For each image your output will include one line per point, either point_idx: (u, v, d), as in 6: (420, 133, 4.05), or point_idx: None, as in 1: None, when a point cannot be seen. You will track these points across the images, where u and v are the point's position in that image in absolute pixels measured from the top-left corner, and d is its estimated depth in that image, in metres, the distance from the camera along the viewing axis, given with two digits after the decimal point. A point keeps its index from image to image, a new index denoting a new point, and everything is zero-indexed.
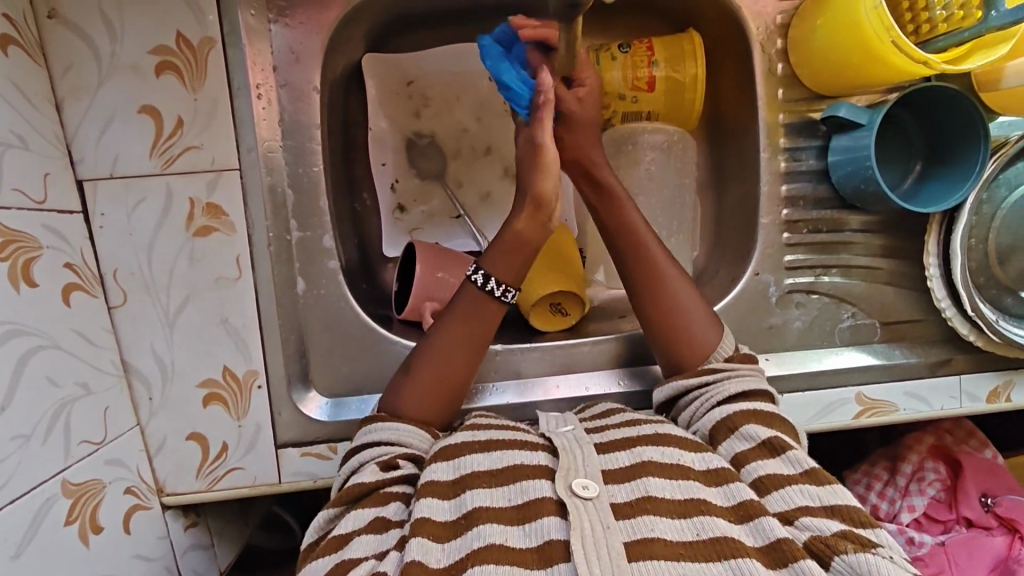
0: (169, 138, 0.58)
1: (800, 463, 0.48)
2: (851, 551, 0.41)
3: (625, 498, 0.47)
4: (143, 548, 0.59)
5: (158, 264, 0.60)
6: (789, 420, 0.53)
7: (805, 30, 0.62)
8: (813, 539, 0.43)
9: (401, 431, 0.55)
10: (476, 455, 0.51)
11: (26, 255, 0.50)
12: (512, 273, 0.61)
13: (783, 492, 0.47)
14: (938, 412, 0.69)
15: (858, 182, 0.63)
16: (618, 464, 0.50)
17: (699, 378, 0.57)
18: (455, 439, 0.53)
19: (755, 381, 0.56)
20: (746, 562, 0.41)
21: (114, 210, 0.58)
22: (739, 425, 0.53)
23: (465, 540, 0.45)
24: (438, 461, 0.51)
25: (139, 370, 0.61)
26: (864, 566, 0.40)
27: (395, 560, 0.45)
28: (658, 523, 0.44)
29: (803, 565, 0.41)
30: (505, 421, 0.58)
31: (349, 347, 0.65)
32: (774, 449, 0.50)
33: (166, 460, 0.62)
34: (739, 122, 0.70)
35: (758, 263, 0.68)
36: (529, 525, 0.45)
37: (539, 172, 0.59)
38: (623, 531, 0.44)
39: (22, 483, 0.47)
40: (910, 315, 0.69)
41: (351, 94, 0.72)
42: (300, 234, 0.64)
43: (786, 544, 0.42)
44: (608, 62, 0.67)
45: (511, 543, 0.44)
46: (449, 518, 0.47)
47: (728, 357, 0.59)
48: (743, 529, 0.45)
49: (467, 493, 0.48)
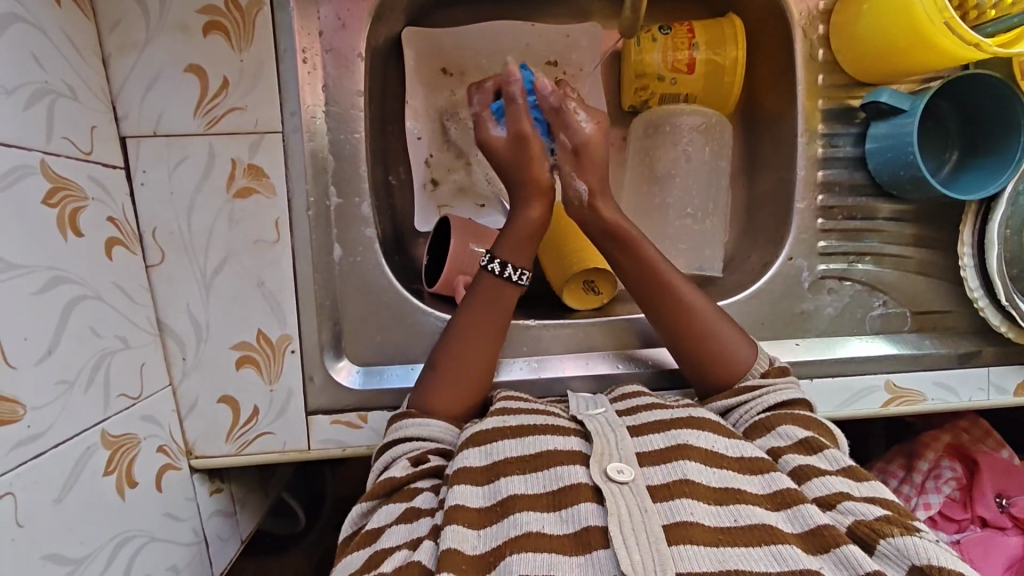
0: (214, 98, 0.58)
1: (837, 460, 0.49)
2: (897, 535, 0.42)
3: (661, 480, 0.48)
4: (174, 508, 0.58)
5: (197, 225, 0.60)
6: (825, 423, 0.54)
7: (850, 15, 0.63)
8: (856, 523, 0.44)
9: (434, 427, 0.56)
10: (507, 442, 0.52)
11: (73, 204, 0.50)
12: (527, 257, 0.63)
13: (824, 478, 0.48)
14: (966, 404, 0.69)
15: (896, 168, 0.64)
16: (653, 446, 0.51)
17: (740, 395, 0.58)
18: (486, 425, 0.54)
19: (794, 393, 0.57)
20: (787, 547, 0.42)
21: (156, 168, 0.59)
22: (776, 425, 0.54)
23: (502, 527, 0.45)
24: (470, 447, 0.52)
25: (173, 330, 0.61)
26: (910, 550, 0.41)
27: (429, 548, 0.45)
28: (696, 507, 0.45)
29: (845, 550, 0.41)
30: (535, 405, 0.58)
31: (384, 318, 0.65)
32: (813, 448, 0.51)
33: (197, 421, 0.62)
34: (774, 108, 0.71)
35: (792, 248, 0.68)
36: (566, 511, 0.46)
37: (528, 162, 0.63)
38: (661, 515, 0.45)
39: (66, 428, 0.45)
40: (940, 306, 0.69)
41: (390, 66, 0.73)
42: (338, 202, 0.64)
43: (827, 530, 0.43)
44: (648, 43, 0.68)
45: (547, 530, 0.45)
46: (484, 505, 0.48)
47: (764, 371, 0.60)
48: (782, 515, 0.45)
49: (502, 481, 0.49)
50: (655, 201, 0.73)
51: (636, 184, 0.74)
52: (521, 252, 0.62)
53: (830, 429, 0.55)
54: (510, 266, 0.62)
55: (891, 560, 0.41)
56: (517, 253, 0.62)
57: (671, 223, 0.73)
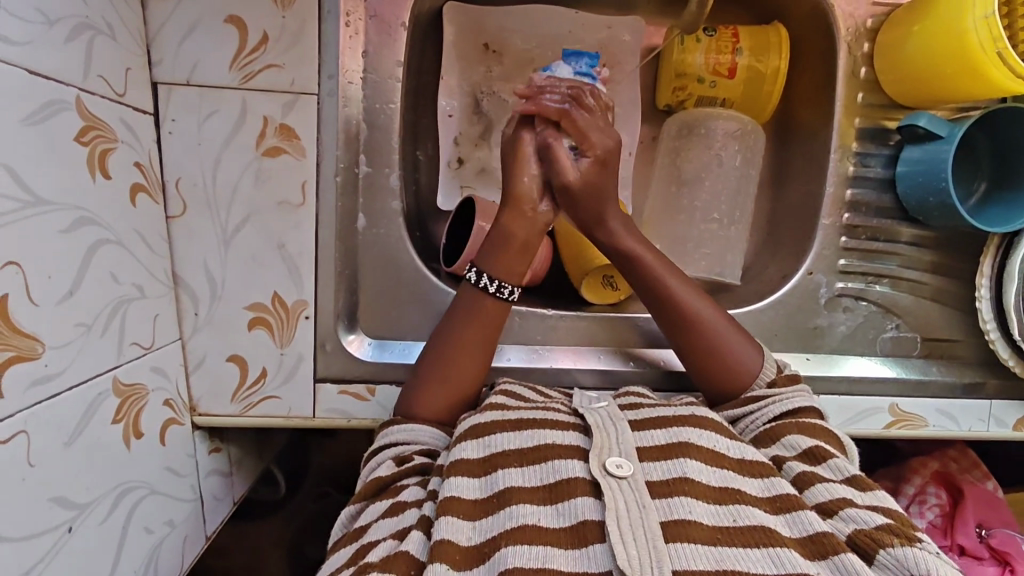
0: (252, 52, 0.57)
1: (841, 470, 0.50)
2: (898, 545, 0.42)
3: (661, 476, 0.48)
4: (175, 463, 0.57)
5: (223, 178, 0.59)
6: (833, 431, 0.55)
7: (899, 35, 0.63)
8: (856, 532, 0.44)
9: (418, 430, 0.57)
10: (505, 434, 0.52)
11: (103, 145, 0.49)
12: (510, 272, 0.60)
13: (827, 484, 0.48)
14: (966, 433, 0.69)
15: (926, 193, 0.64)
16: (654, 441, 0.51)
17: (747, 404, 0.58)
18: (483, 418, 0.54)
19: (801, 400, 0.57)
20: (785, 551, 0.42)
21: (186, 118, 0.57)
22: (782, 435, 0.54)
23: (498, 518, 0.45)
24: (467, 439, 0.52)
25: (188, 284, 0.60)
26: (909, 560, 0.41)
27: (418, 540, 0.45)
28: (694, 506, 0.45)
29: (845, 557, 0.42)
30: (533, 398, 0.58)
31: (400, 294, 0.65)
32: (818, 458, 0.51)
33: (204, 378, 0.61)
34: (809, 122, 0.71)
35: (813, 262, 0.68)
36: (562, 505, 0.46)
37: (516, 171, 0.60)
38: (659, 510, 0.45)
39: (81, 371, 0.44)
40: (950, 335, 0.70)
41: (428, 39, 0.72)
42: (367, 170, 0.64)
43: (826, 537, 0.43)
44: (692, 44, 0.68)
45: (543, 523, 0.45)
46: (480, 496, 0.48)
47: (771, 380, 0.60)
48: (780, 519, 0.45)
49: (499, 473, 0.49)
50: (682, 202, 0.72)
51: (662, 184, 0.74)
52: (506, 265, 0.60)
53: (838, 439, 0.55)
54: (486, 274, 0.59)
55: (891, 569, 0.41)
56: (497, 264, 0.60)
57: (696, 226, 0.72)
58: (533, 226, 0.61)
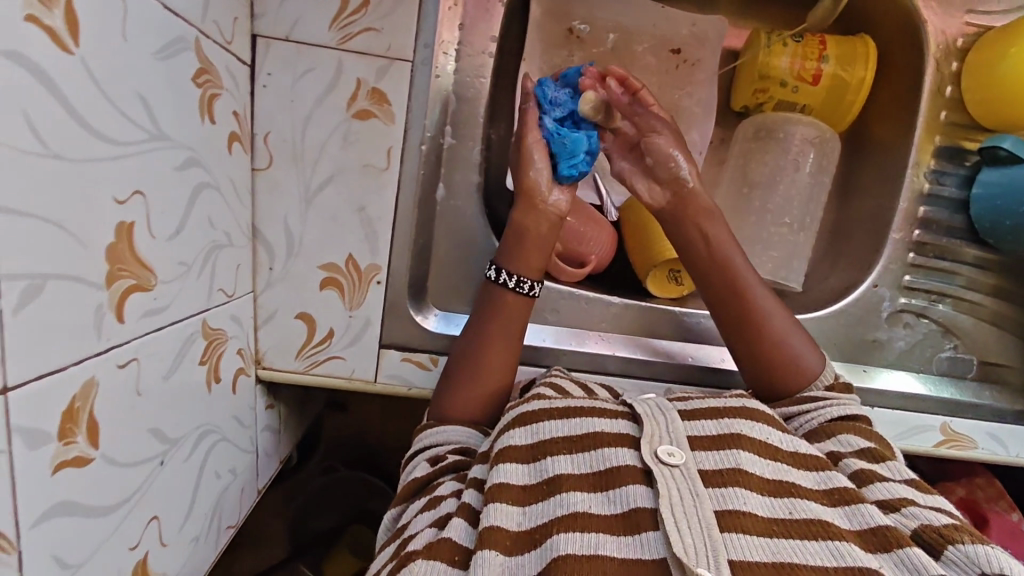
0: (353, 13, 0.57)
1: (900, 471, 0.51)
2: (968, 542, 0.42)
3: (713, 466, 0.47)
4: (241, 413, 0.58)
5: (311, 136, 0.59)
6: (886, 437, 0.55)
7: (990, 56, 0.63)
8: (923, 528, 0.44)
9: (450, 431, 0.58)
10: (553, 422, 0.51)
11: (212, 90, 0.49)
12: (529, 267, 0.62)
13: (889, 484, 0.48)
14: (1017, 461, 0.67)
15: (1001, 216, 0.64)
16: (704, 432, 0.51)
17: (800, 404, 0.58)
18: (528, 406, 0.53)
19: (853, 406, 0.57)
20: (846, 545, 0.42)
21: (281, 73, 0.58)
22: (836, 433, 0.54)
23: (547, 505, 0.45)
24: (515, 427, 0.52)
25: (266, 238, 0.60)
26: (981, 557, 0.40)
27: (461, 526, 0.46)
28: (750, 497, 0.45)
29: (912, 552, 0.41)
30: (579, 390, 0.58)
31: (469, 268, 0.67)
32: (875, 457, 0.52)
33: (271, 332, 0.62)
34: (886, 136, 0.71)
35: (878, 275, 0.69)
36: (613, 493, 0.46)
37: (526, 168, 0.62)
38: (712, 499, 0.45)
39: (180, 309, 0.44)
40: (1006, 360, 0.70)
41: (514, 19, 0.72)
42: (452, 141, 0.66)
43: (890, 532, 0.43)
44: (778, 47, 0.68)
45: (594, 510, 0.45)
46: (529, 481, 0.48)
47: (829, 385, 0.60)
48: (838, 511, 0.46)
49: (548, 460, 0.49)
50: (754, 204, 0.72)
51: (730, 186, 0.74)
52: (524, 261, 0.62)
53: (890, 442, 0.55)
54: (504, 271, 0.61)
55: (959, 566, 0.41)
56: (516, 260, 0.62)
57: (765, 228, 0.72)
58: (548, 221, 0.63)
